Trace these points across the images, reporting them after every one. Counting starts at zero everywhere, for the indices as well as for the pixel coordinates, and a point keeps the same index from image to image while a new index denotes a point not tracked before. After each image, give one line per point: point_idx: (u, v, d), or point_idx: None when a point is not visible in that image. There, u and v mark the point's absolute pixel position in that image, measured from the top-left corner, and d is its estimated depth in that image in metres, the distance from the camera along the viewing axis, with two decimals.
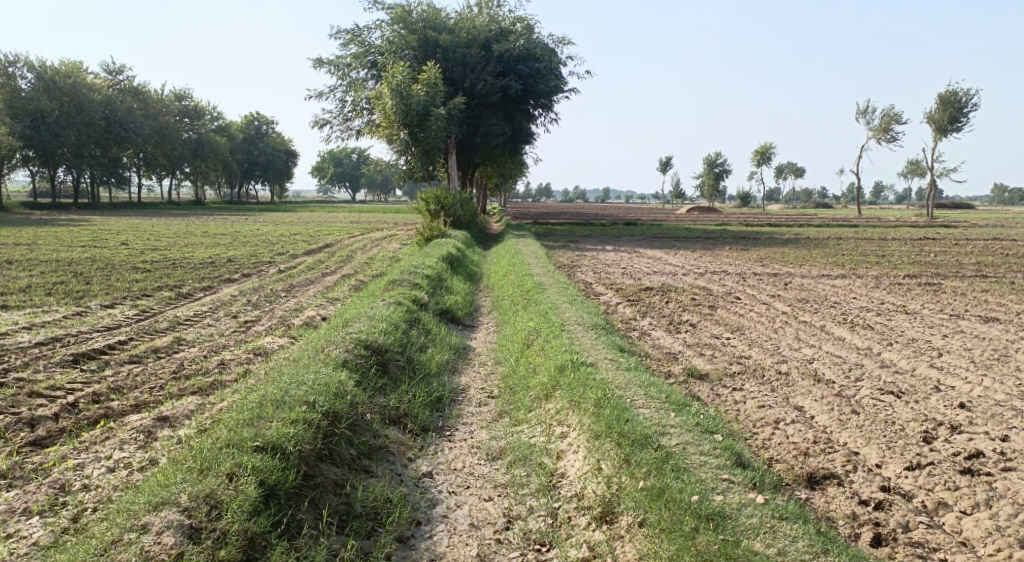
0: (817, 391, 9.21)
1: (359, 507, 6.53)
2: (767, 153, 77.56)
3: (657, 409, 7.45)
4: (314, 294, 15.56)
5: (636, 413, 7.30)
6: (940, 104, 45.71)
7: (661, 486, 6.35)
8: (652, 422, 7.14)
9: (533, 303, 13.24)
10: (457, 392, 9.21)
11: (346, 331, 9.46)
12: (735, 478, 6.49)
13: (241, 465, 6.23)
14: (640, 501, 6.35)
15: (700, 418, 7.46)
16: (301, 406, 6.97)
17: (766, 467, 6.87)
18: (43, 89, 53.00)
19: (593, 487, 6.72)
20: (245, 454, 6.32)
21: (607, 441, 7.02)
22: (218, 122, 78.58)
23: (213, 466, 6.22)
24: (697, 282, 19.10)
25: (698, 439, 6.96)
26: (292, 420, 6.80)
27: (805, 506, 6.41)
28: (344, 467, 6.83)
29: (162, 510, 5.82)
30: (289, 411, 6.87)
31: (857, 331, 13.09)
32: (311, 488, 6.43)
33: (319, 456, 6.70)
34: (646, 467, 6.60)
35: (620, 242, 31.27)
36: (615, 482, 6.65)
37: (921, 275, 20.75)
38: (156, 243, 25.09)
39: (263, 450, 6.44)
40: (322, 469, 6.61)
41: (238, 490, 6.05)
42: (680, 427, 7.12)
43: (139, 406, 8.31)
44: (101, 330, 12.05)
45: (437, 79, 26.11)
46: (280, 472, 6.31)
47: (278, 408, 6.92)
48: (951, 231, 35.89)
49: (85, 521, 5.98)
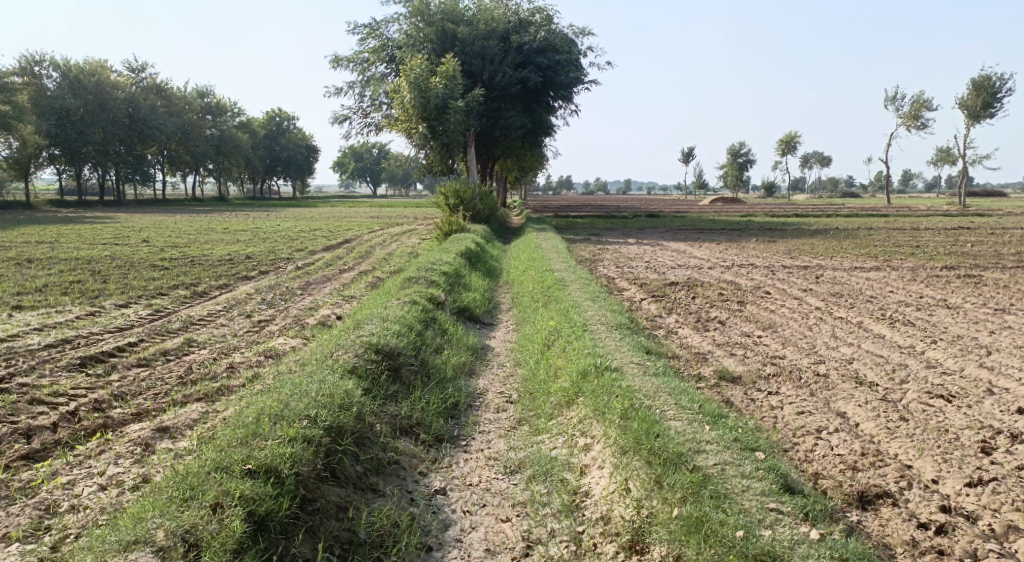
0: (859, 395, 8.65)
1: (363, 534, 6.03)
2: (792, 142, 76.32)
3: (689, 421, 6.88)
4: (331, 292, 15.10)
5: (667, 427, 6.75)
6: (973, 89, 44.51)
7: (700, 516, 5.80)
8: (684, 436, 6.60)
9: (554, 300, 12.70)
10: (475, 397, 8.70)
11: (357, 334, 8.95)
12: (783, 507, 5.88)
13: (228, 494, 5.76)
14: (676, 533, 5.82)
15: (735, 430, 6.92)
16: (301, 422, 6.49)
17: (812, 487, 6.30)
18: (68, 88, 53.14)
19: (621, 511, 6.18)
20: (233, 480, 5.85)
21: (636, 459, 6.49)
22: (239, 118, 78.58)
23: (198, 495, 5.75)
24: (724, 276, 18.47)
25: (736, 457, 6.39)
26: (289, 438, 6.33)
27: (858, 534, 5.83)
28: (348, 486, 6.36)
29: (136, 551, 5.36)
30: (287, 427, 6.40)
31: (897, 328, 12.43)
32: (308, 515, 5.95)
33: (319, 477, 6.23)
34: (680, 490, 6.06)
35: (642, 234, 30.67)
36: (646, 506, 6.11)
37: (959, 267, 19.96)
38: (176, 240, 24.83)
39: (256, 473, 5.97)
40: (323, 491, 6.13)
41: (222, 525, 5.59)
42: (714, 441, 6.56)
43: (141, 414, 7.83)
44: (113, 331, 11.67)
45: (455, 71, 25.54)
46: (272, 499, 5.83)
47: (277, 422, 6.47)
48: (984, 221, 34.86)
49: (62, 552, 5.55)
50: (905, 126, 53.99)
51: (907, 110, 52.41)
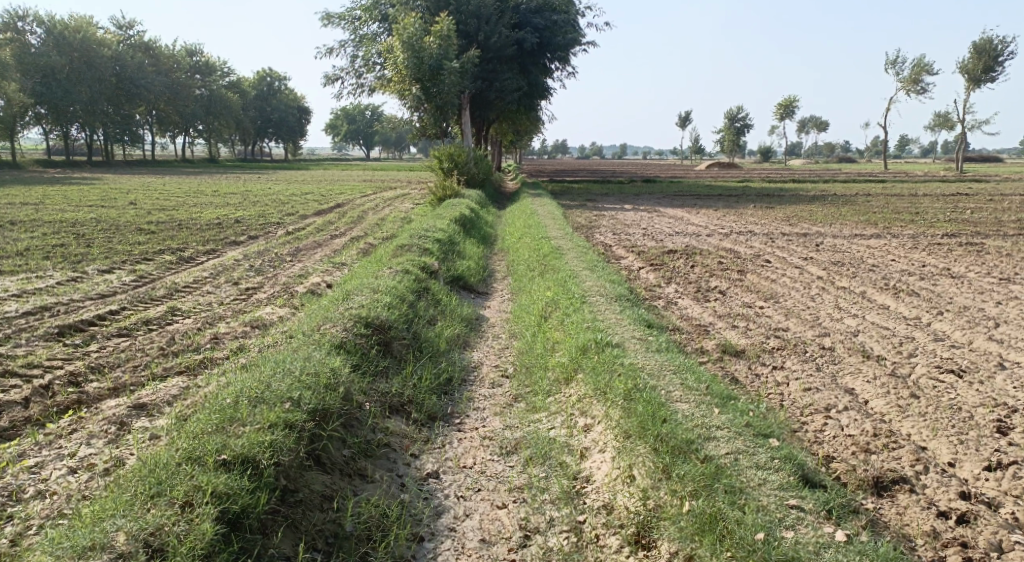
0: (866, 370, 8.35)
1: (349, 527, 5.71)
2: (790, 106, 75.61)
3: (697, 403, 6.57)
4: (322, 259, 14.68)
5: (674, 410, 6.43)
6: (974, 53, 43.89)
7: (714, 513, 5.48)
8: (690, 420, 6.29)
9: (551, 269, 12.35)
10: (469, 371, 8.38)
11: (346, 306, 8.59)
12: (804, 505, 5.56)
13: (200, 489, 5.41)
14: (686, 530, 5.50)
15: (745, 412, 6.61)
16: (283, 405, 6.15)
17: (826, 475, 6.00)
18: (53, 45, 52.11)
19: (625, 502, 5.87)
20: (205, 474, 5.49)
21: (642, 445, 6.18)
22: (229, 78, 77.30)
23: (166, 491, 5.39)
24: (723, 244, 18.11)
25: (748, 444, 6.08)
26: (270, 423, 5.99)
27: (877, 529, 5.53)
28: (334, 473, 6.06)
29: (92, 558, 4.98)
30: (268, 411, 6.06)
31: (901, 299, 12.11)
32: (290, 508, 5.64)
33: (302, 465, 5.91)
34: (692, 482, 5.74)
35: (639, 200, 30.24)
36: (654, 498, 5.80)
37: (960, 234, 19.64)
38: (164, 202, 24.28)
39: (232, 464, 5.62)
40: (306, 481, 5.82)
41: (192, 525, 5.23)
42: (723, 426, 6.25)
43: (118, 389, 7.45)
44: (94, 298, 11.27)
45: (450, 30, 24.90)
46: (249, 494, 5.50)
47: (257, 405, 6.13)
48: (982, 187, 34.48)
49: (23, 547, 5.24)
50: (904, 91, 53.34)
51: (907, 74, 51.78)
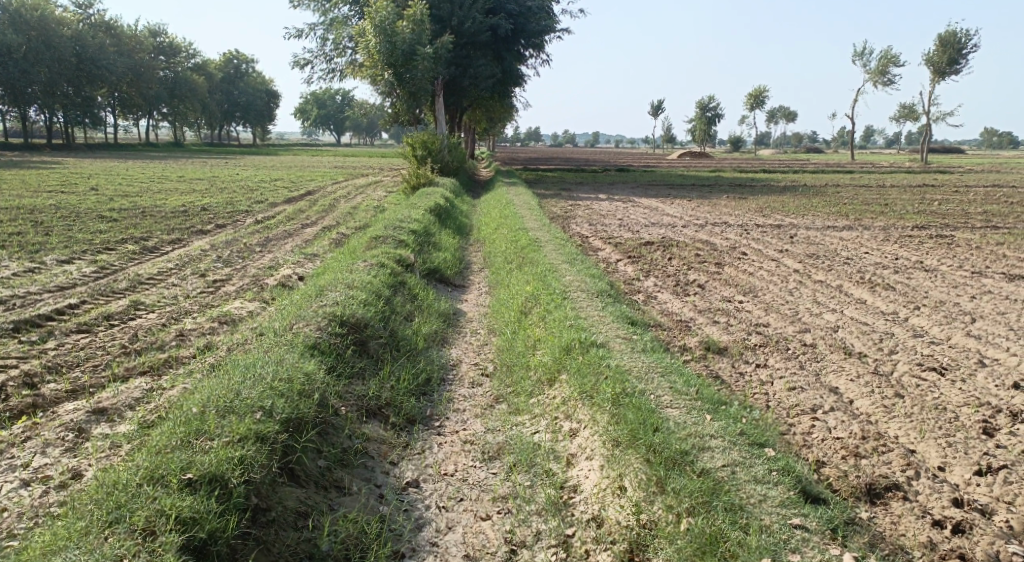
0: (849, 367, 8.23)
1: (325, 546, 5.46)
2: (760, 96, 75.95)
3: (688, 409, 6.41)
4: (292, 250, 14.33)
5: (665, 418, 6.27)
6: (939, 45, 44.24)
7: (713, 532, 5.30)
8: (682, 428, 6.13)
9: (529, 263, 12.14)
10: (447, 369, 8.16)
11: (320, 302, 8.32)
12: (808, 524, 5.40)
13: (164, 514, 5.14)
14: (685, 550, 5.31)
15: (737, 418, 6.47)
16: (253, 415, 5.89)
17: (821, 485, 5.87)
18: (9, 23, 50.69)
19: (616, 514, 5.70)
20: (169, 497, 5.22)
21: (633, 456, 6.02)
22: (195, 60, 75.84)
23: (125, 518, 5.10)
24: (698, 236, 18.00)
25: (744, 454, 5.92)
26: (240, 436, 5.73)
27: (875, 544, 5.40)
28: (309, 486, 5.83)
29: None
30: (238, 424, 5.79)
31: (877, 293, 12.05)
32: (262, 528, 5.40)
33: (275, 481, 5.67)
34: (689, 498, 5.57)
35: (613, 189, 30.10)
36: (647, 512, 5.63)
37: (930, 226, 19.72)
38: (128, 188, 23.64)
39: (198, 484, 5.36)
40: (279, 498, 5.58)
41: (155, 554, 4.96)
42: (717, 435, 6.09)
43: (76, 392, 7.16)
44: (53, 290, 10.84)
45: (424, 15, 24.49)
46: (218, 517, 5.24)
47: (226, 416, 5.87)
48: (948, 178, 34.82)
49: None
50: (872, 82, 53.73)
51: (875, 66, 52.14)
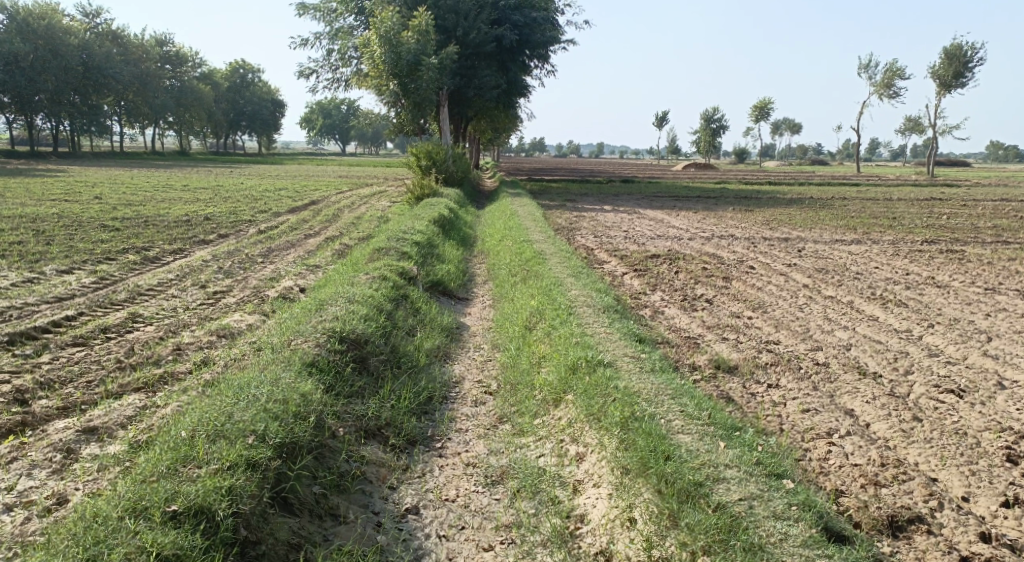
0: (864, 388, 7.97)
1: None
2: (766, 108, 75.82)
3: (700, 435, 6.18)
4: (295, 261, 14.14)
5: (676, 445, 6.05)
6: (946, 58, 44.06)
7: None
8: (696, 456, 5.90)
9: (534, 276, 11.92)
10: (450, 387, 7.93)
11: (320, 317, 8.09)
12: None
13: (146, 549, 4.93)
14: None
15: (751, 445, 6.24)
16: (245, 440, 5.69)
17: (840, 517, 5.66)
18: (17, 32, 50.85)
19: (627, 548, 5.49)
20: (151, 531, 5.01)
21: (644, 486, 5.83)
22: (201, 69, 76.01)
23: (104, 554, 4.89)
24: (705, 248, 17.76)
25: (761, 486, 5.69)
26: (229, 464, 5.52)
27: None
28: (303, 515, 5.63)
29: None
30: (228, 450, 5.58)
31: (890, 310, 11.79)
32: None
33: (266, 512, 5.44)
34: (705, 535, 5.37)
35: (618, 201, 29.90)
36: (659, 547, 5.43)
37: (940, 241, 19.45)
38: (132, 197, 23.51)
39: (183, 516, 5.15)
40: (271, 529, 5.36)
41: None
42: (731, 464, 5.87)
43: (67, 409, 6.94)
44: (50, 302, 10.64)
45: (429, 26, 24.37)
46: (203, 552, 5.04)
47: (216, 441, 5.65)
48: (955, 191, 34.55)
49: None
50: (877, 94, 53.58)
51: (881, 78, 51.97)
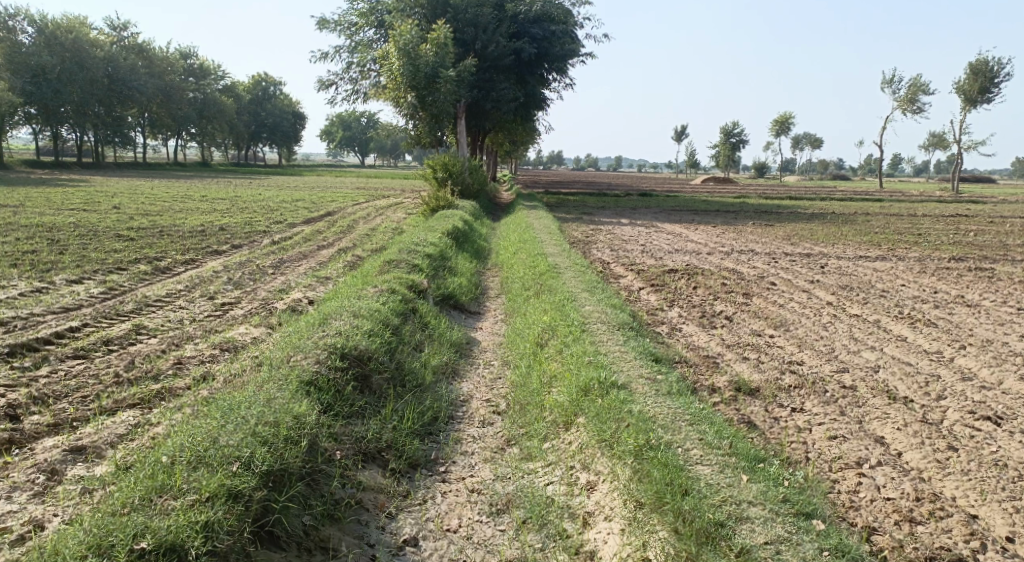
0: (895, 414, 7.54)
1: None
2: (786, 123, 75.16)
3: (720, 468, 5.86)
4: (306, 272, 13.87)
5: (694, 477, 5.76)
6: (971, 73, 43.43)
7: None
8: (716, 492, 5.62)
9: (547, 291, 11.58)
10: (457, 405, 7.59)
11: (323, 332, 7.78)
12: None
13: None
14: None
15: (777, 479, 5.89)
16: (228, 469, 5.52)
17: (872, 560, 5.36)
18: (45, 45, 51.31)
19: None
20: None
21: (659, 523, 5.55)
22: (224, 82, 76.51)
23: None
24: (725, 263, 17.35)
25: (788, 528, 5.40)
26: (209, 494, 5.36)
27: None
28: (290, 549, 5.45)
29: None
30: (207, 481, 5.41)
31: (918, 329, 11.34)
32: None
33: (246, 549, 5.27)
34: None
35: (636, 214, 29.54)
36: None
37: (967, 258, 18.92)
38: (149, 207, 23.44)
39: (152, 555, 5.00)
40: None
41: None
42: (756, 501, 5.57)
43: (58, 425, 6.64)
44: (57, 312, 10.42)
45: (447, 38, 24.18)
46: None
47: (197, 469, 5.50)
48: (980, 208, 33.88)
49: None
50: (901, 109, 52.90)
51: (905, 93, 51.30)
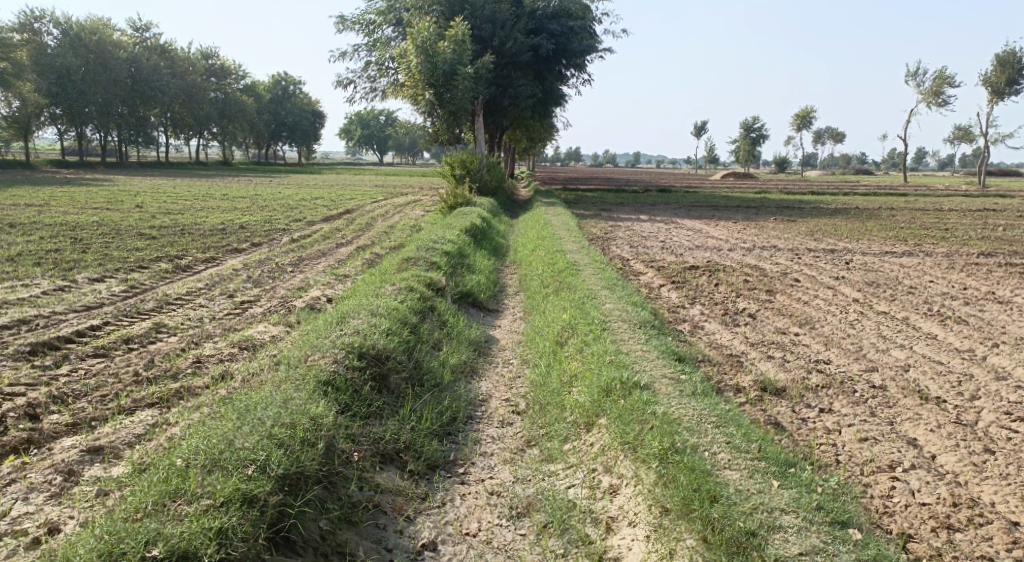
0: (927, 415, 7.32)
1: None
2: (807, 117, 74.47)
3: (750, 473, 5.69)
4: (325, 270, 13.78)
5: (723, 483, 5.59)
6: (997, 65, 42.73)
7: None
8: (747, 499, 5.45)
9: (566, 288, 11.41)
10: (476, 405, 7.44)
11: (340, 331, 7.66)
12: None
13: None
14: None
15: (809, 485, 5.71)
16: (242, 472, 5.42)
17: None
18: (69, 46, 51.78)
19: None
20: None
21: (688, 531, 5.40)
22: (244, 81, 76.86)
23: None
24: (747, 260, 17.09)
25: (824, 537, 5.22)
26: (223, 499, 5.26)
27: None
28: (307, 554, 5.33)
29: None
30: (221, 485, 5.32)
31: (948, 327, 11.07)
32: None
33: (262, 554, 5.17)
34: None
35: (655, 211, 29.29)
36: None
37: (996, 254, 18.54)
38: (170, 205, 23.49)
39: None
40: None
41: None
42: (789, 509, 5.40)
43: (77, 425, 6.56)
44: (78, 311, 10.38)
45: (465, 35, 24.04)
46: None
47: (212, 472, 5.41)
48: (1008, 203, 33.30)
49: None
50: (925, 103, 52.20)
51: (929, 86, 50.60)
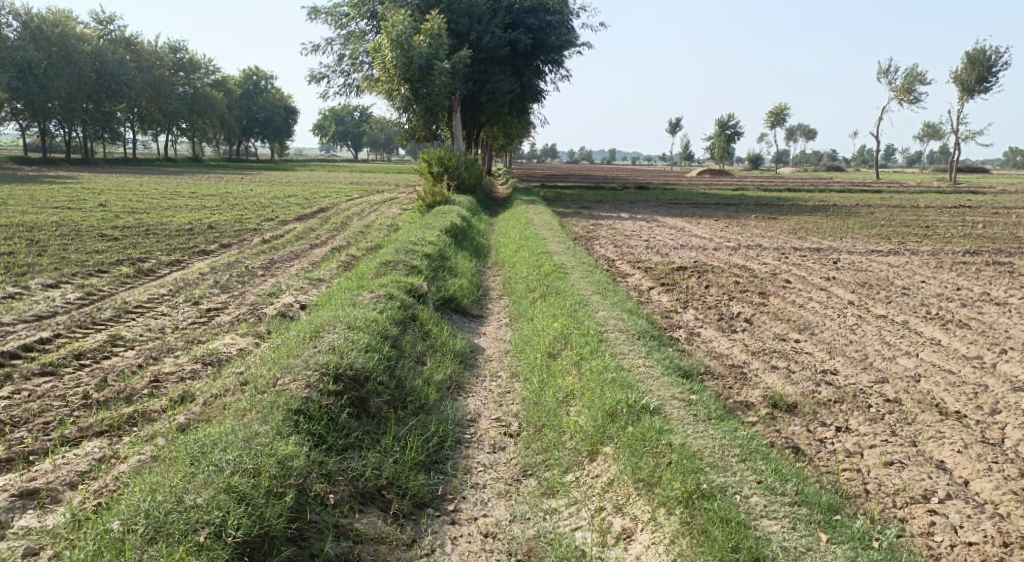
0: (951, 433, 6.75)
1: None
2: (781, 114, 74.51)
3: (786, 524, 5.25)
4: (297, 273, 13.04)
5: (763, 536, 5.15)
6: (968, 62, 42.70)
7: None
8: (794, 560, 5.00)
9: (554, 293, 10.80)
10: (464, 426, 6.79)
11: (314, 347, 6.95)
12: None
13: None
14: None
15: (861, 539, 5.28)
16: (192, 544, 4.88)
17: None
18: (30, 39, 50.16)
19: None
20: None
21: None
22: (214, 77, 75.31)
23: None
24: (734, 260, 16.55)
25: None
26: None
27: None
28: None
29: None
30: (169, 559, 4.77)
31: (952, 331, 10.56)
32: None
33: None
34: None
35: (635, 208, 28.77)
36: None
37: (981, 252, 18.21)
38: (136, 204, 22.55)
39: None
40: None
41: None
42: None
43: (12, 461, 5.85)
44: (28, 321, 9.58)
45: (442, 29, 23.30)
46: None
47: (154, 544, 4.86)
48: (981, 199, 33.26)
49: None
50: (896, 100, 52.27)
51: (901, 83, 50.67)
